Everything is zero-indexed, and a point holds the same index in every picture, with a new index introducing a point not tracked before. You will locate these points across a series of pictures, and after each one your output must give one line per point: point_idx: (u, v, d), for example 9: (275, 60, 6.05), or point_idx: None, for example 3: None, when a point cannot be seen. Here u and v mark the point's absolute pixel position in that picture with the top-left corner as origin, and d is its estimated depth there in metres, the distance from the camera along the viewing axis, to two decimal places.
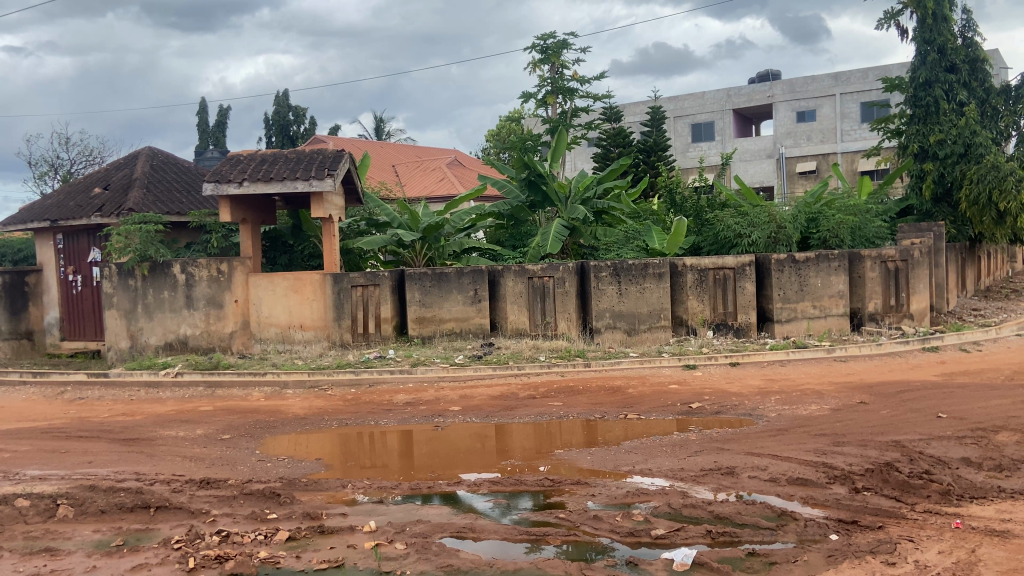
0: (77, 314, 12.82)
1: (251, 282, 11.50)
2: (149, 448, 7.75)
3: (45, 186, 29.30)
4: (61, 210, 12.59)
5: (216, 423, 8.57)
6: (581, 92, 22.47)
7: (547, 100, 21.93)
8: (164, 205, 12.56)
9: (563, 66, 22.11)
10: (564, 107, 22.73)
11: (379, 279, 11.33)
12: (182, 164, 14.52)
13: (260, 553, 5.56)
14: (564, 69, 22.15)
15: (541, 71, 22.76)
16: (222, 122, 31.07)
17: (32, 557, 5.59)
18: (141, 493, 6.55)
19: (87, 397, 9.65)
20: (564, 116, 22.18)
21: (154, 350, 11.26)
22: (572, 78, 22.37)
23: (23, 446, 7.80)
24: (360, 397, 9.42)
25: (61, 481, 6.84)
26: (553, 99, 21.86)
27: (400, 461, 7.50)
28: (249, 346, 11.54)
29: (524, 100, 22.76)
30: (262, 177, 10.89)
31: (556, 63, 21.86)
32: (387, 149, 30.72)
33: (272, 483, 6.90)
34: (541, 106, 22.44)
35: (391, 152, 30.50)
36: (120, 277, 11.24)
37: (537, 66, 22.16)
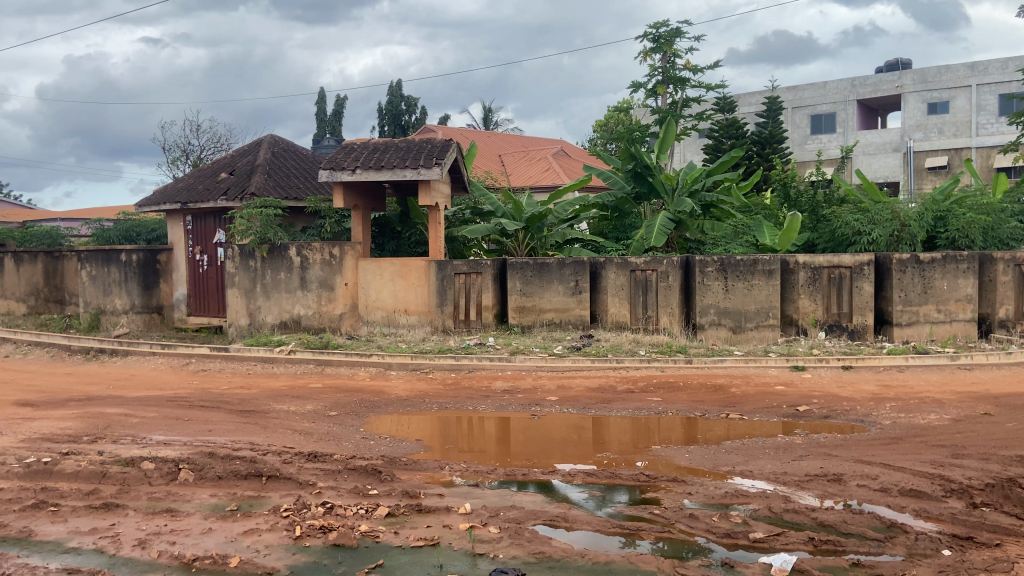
0: (202, 291, 13.63)
1: (360, 266, 11.88)
2: (263, 420, 8.20)
3: (177, 171, 31.35)
4: (191, 194, 13.45)
5: (325, 400, 8.95)
6: (694, 81, 21.94)
7: (658, 90, 21.53)
8: (283, 190, 13.17)
9: (675, 55, 21.64)
10: (676, 97, 22.24)
11: (482, 267, 11.49)
12: (301, 151, 15.20)
13: (361, 527, 5.82)
14: (676, 58, 21.67)
15: (652, 60, 22.32)
16: (339, 111, 32.17)
17: (156, 516, 6.06)
18: (254, 462, 6.97)
19: (209, 369, 10.33)
20: (675, 106, 21.72)
21: (271, 329, 11.83)
22: (684, 67, 21.81)
23: (151, 412, 8.41)
24: (460, 381, 9.62)
25: (183, 446, 7.35)
26: (664, 88, 21.42)
27: (497, 447, 7.61)
28: (356, 328, 11.93)
29: (634, 89, 22.38)
30: (374, 165, 11.21)
31: (668, 52, 21.42)
32: (494, 138, 31.02)
33: (374, 460, 7.15)
34: (651, 96, 22.04)
35: (499, 142, 30.78)
36: (242, 257, 11.90)
37: (648, 55, 21.77)
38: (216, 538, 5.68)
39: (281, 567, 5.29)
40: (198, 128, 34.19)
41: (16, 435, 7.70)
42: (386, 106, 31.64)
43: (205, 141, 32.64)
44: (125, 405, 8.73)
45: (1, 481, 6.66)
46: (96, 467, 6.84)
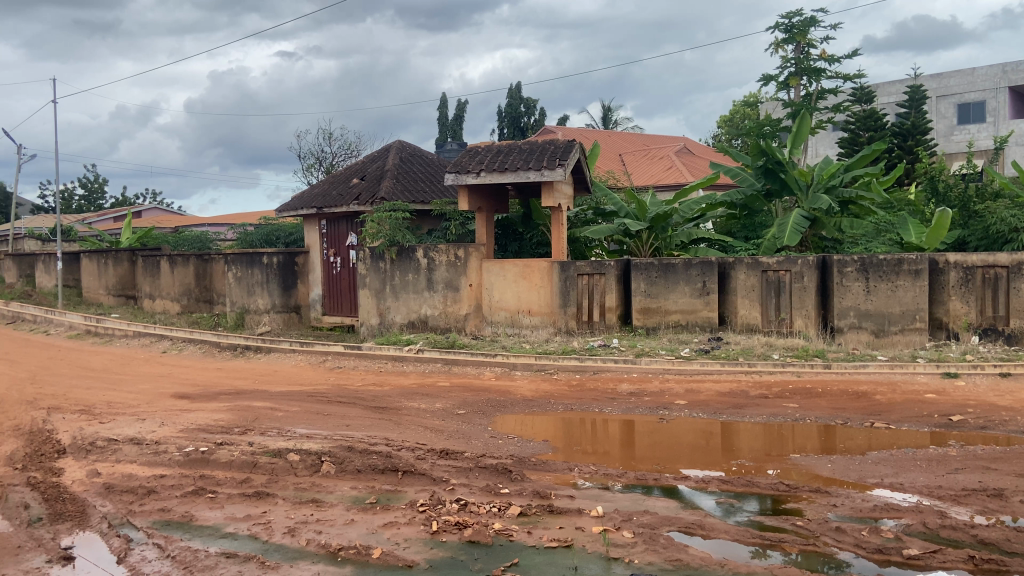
0: (336, 291, 14.22)
1: (484, 267, 12.03)
2: (396, 417, 8.47)
3: (311, 177, 33.02)
4: (326, 199, 14.11)
5: (454, 398, 9.15)
6: (829, 72, 20.92)
7: (790, 82, 20.68)
8: (411, 193, 13.57)
9: (810, 45, 20.73)
10: (811, 89, 21.29)
11: (605, 268, 11.38)
12: (427, 155, 15.61)
13: (495, 525, 5.90)
14: (811, 48, 20.75)
15: (784, 51, 21.46)
16: (461, 116, 32.86)
17: (302, 506, 6.39)
18: (390, 457, 7.23)
19: (344, 366, 10.80)
20: (809, 98, 20.79)
21: (399, 328, 12.24)
22: (819, 57, 20.84)
23: (293, 407, 8.88)
24: (585, 383, 9.59)
25: (324, 440, 7.71)
26: (797, 81, 20.55)
27: (622, 451, 7.53)
28: (480, 328, 12.11)
29: (764, 83, 21.60)
30: (497, 167, 11.36)
31: (802, 42, 20.54)
32: (613, 138, 30.77)
33: (504, 459, 7.24)
34: (783, 89, 21.20)
35: (617, 141, 30.51)
36: (373, 259, 12.36)
37: (780, 46, 20.95)
38: (359, 530, 5.92)
39: (420, 560, 5.44)
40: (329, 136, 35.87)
41: (175, 425, 8.33)
42: (505, 109, 32.06)
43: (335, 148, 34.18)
44: (270, 399, 9.26)
45: (165, 468, 7.22)
46: (247, 457, 7.29)
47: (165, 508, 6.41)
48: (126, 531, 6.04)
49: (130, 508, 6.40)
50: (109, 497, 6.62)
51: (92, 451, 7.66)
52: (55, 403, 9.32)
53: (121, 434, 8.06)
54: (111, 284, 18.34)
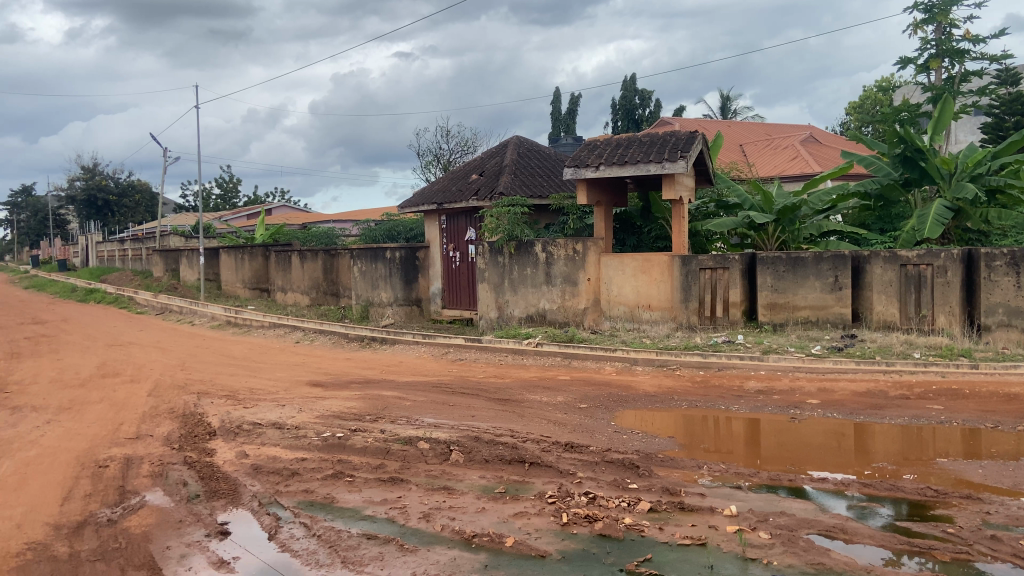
0: (455, 284, 14.52)
1: (603, 261, 11.96)
2: (520, 409, 8.60)
3: (428, 173, 33.93)
4: (446, 195, 14.46)
5: (575, 392, 9.18)
6: (974, 53, 19.53)
7: (931, 65, 19.42)
8: (528, 188, 13.69)
9: (952, 25, 19.45)
10: (953, 72, 19.97)
11: (729, 262, 11.03)
12: (543, 150, 15.70)
13: (625, 519, 5.89)
14: (954, 28, 19.45)
15: (923, 32, 20.22)
16: (573, 109, 32.83)
17: (435, 492, 6.59)
18: (516, 448, 7.36)
19: (465, 358, 11.07)
20: (951, 82, 19.52)
21: (518, 322, 12.53)
22: (963, 38, 19.51)
23: (420, 397, 9.17)
24: (710, 379, 9.41)
25: (451, 429, 7.93)
26: (938, 63, 19.31)
27: (747, 450, 7.34)
28: (599, 323, 12.06)
29: (900, 67, 20.43)
30: (617, 160, 11.29)
31: (943, 22, 19.29)
32: (731, 128, 29.92)
33: (630, 454, 7.21)
34: (921, 72, 19.98)
35: (736, 131, 29.66)
36: (491, 254, 12.71)
37: (918, 27, 19.76)
38: (491, 518, 6.05)
39: (553, 551, 5.49)
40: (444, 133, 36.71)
41: (312, 412, 8.81)
42: (619, 101, 31.78)
43: (451, 145, 34.98)
44: (398, 388, 9.61)
45: (306, 452, 7.65)
46: (380, 444, 7.60)
47: (308, 489, 6.78)
48: (275, 510, 6.42)
49: (277, 489, 6.81)
50: (257, 478, 7.07)
51: (239, 433, 8.22)
52: (204, 388, 10.04)
53: (264, 419, 8.61)
54: (247, 277, 19.49)
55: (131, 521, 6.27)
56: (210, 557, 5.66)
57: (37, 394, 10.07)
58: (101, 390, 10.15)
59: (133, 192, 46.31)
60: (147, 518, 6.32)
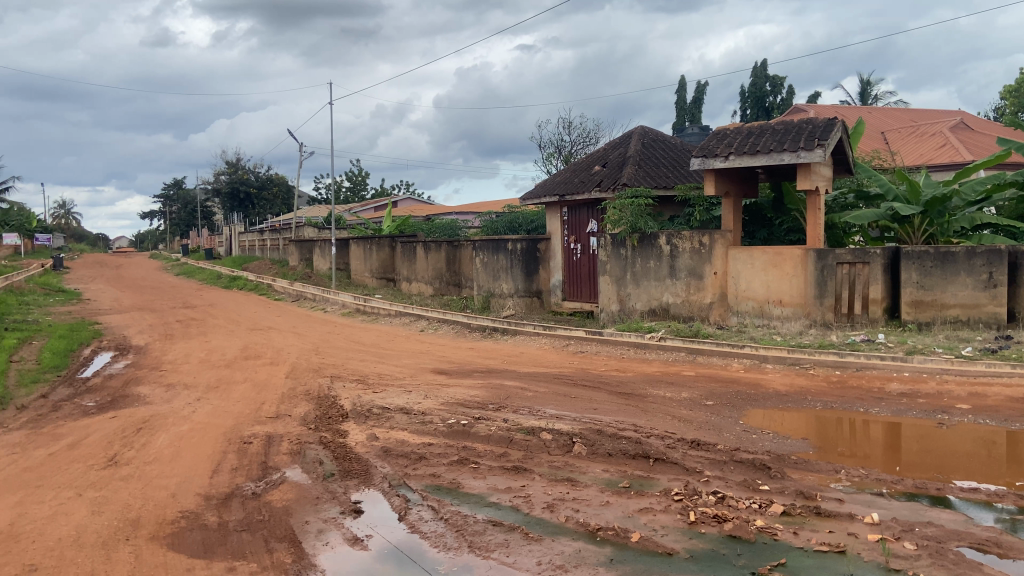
0: (576, 276, 14.45)
1: (730, 255, 11.54)
2: (643, 404, 8.48)
3: (550, 165, 34.04)
4: (568, 186, 14.43)
5: (700, 388, 8.95)
6: None
7: None
8: (653, 179, 13.44)
9: None
10: None
11: (869, 257, 10.36)
12: (669, 140, 15.36)
13: (757, 521, 5.67)
14: None
15: None
16: (699, 98, 31.98)
17: (558, 484, 6.60)
18: (640, 443, 7.25)
19: (587, 351, 11.03)
20: None
21: (640, 315, 12.39)
22: None
23: (542, 388, 9.21)
24: (846, 380, 8.92)
25: (573, 421, 7.92)
26: None
27: (885, 455, 6.91)
28: (726, 318, 11.68)
29: None
30: (748, 150, 10.91)
31: None
32: (871, 115, 28.23)
33: (761, 455, 6.95)
34: None
35: (877, 118, 27.97)
36: (614, 246, 12.64)
37: None
38: (615, 512, 5.98)
39: (680, 549, 5.36)
40: (567, 126, 36.68)
41: (437, 398, 9.06)
42: (749, 89, 30.67)
43: (574, 137, 34.94)
44: (520, 378, 9.71)
45: (432, 437, 7.86)
46: (504, 433, 7.71)
47: (435, 473, 6.97)
48: (404, 492, 6.63)
49: (406, 472, 7.04)
50: (387, 460, 7.33)
51: (369, 417, 8.56)
52: (336, 372, 10.53)
53: (392, 403, 8.95)
54: (375, 266, 20.30)
55: (273, 495, 6.64)
56: (345, 534, 5.90)
57: (189, 373, 10.88)
58: (244, 371, 10.84)
59: (272, 186, 49.08)
60: (287, 493, 6.69)
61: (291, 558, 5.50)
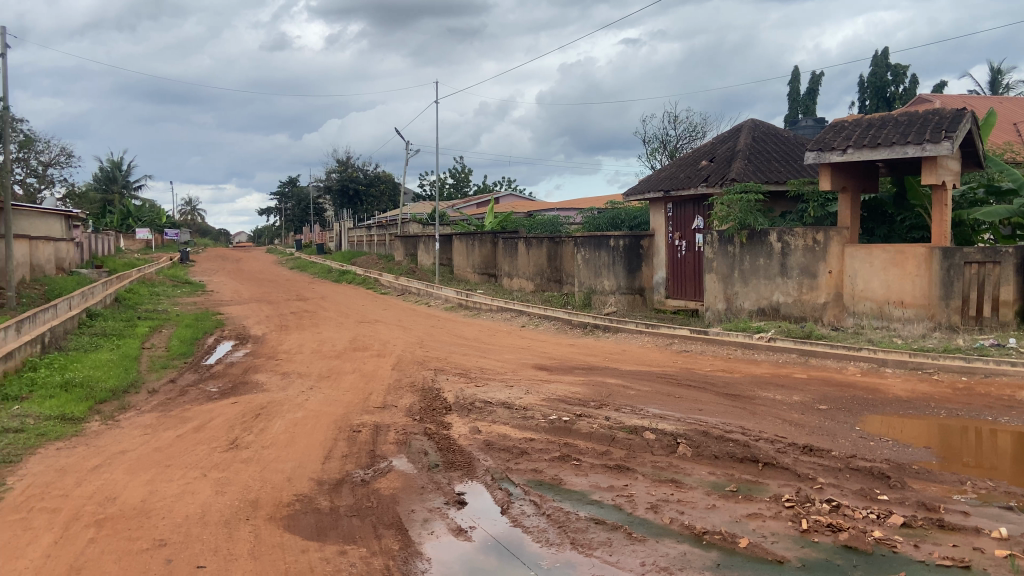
0: (681, 274, 14.17)
1: (846, 253, 10.99)
2: (751, 406, 8.23)
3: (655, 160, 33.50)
4: (674, 182, 14.16)
5: (812, 392, 8.59)
6: None
7: None
8: (764, 174, 13.00)
9: None
10: None
11: (1001, 255, 9.51)
12: (782, 133, 14.79)
13: (874, 532, 5.39)
14: None
15: None
16: (814, 89, 30.64)
17: (662, 484, 6.49)
18: (749, 446, 7.04)
19: (691, 351, 10.82)
20: None
21: (748, 314, 12.08)
22: None
23: (645, 386, 9.09)
24: (973, 387, 8.34)
25: (677, 422, 7.78)
26: None
27: (1016, 467, 6.42)
28: (841, 319, 11.15)
29: None
30: (869, 143, 10.39)
31: None
32: (1007, 104, 26.25)
33: (879, 463, 6.59)
34: None
35: (1012, 108, 26.00)
36: (721, 243, 12.39)
37: None
38: (722, 516, 5.83)
39: (791, 557, 5.15)
40: (673, 120, 35.95)
41: (539, 394, 9.10)
42: (869, 78, 29.15)
43: (680, 132, 34.26)
44: (622, 376, 9.62)
45: (534, 433, 7.90)
46: (606, 431, 7.65)
47: (537, 469, 6.99)
48: (506, 486, 6.69)
49: (508, 466, 7.10)
50: (490, 453, 7.43)
51: (472, 410, 8.70)
52: (440, 365, 10.76)
53: (494, 398, 9.06)
54: (477, 262, 20.62)
55: (380, 483, 6.85)
56: (449, 524, 6.02)
57: (302, 362, 11.39)
58: (353, 362, 11.24)
59: (380, 182, 50.58)
60: (394, 481, 6.88)
61: (399, 544, 5.65)
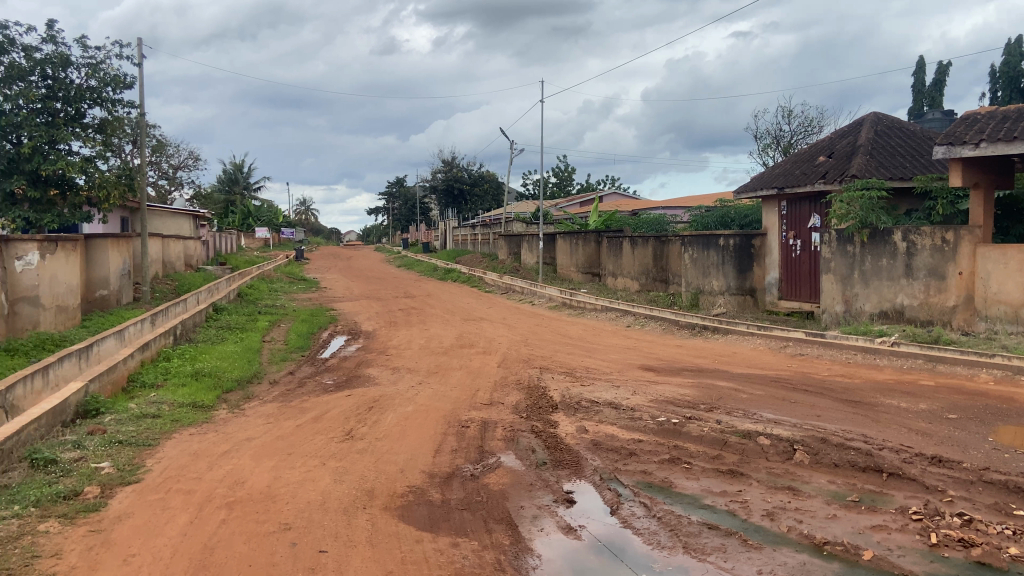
0: (795, 275, 13.68)
1: (979, 253, 10.23)
2: (873, 413, 7.83)
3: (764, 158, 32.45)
4: (789, 179, 13.66)
5: (941, 400, 8.09)
6: None
7: None
8: (887, 170, 12.37)
9: None
10: None
11: None
12: (907, 127, 14.02)
13: (1011, 549, 5.03)
14: None
15: None
16: (940, 80, 28.82)
17: (778, 491, 6.28)
18: (872, 455, 6.71)
19: (807, 354, 10.42)
20: None
21: (869, 317, 11.52)
22: None
23: (757, 390, 8.83)
24: None
25: (793, 428, 7.51)
26: None
27: None
28: (972, 323, 10.45)
29: None
30: (1004, 136, 9.65)
31: None
32: None
33: (1015, 477, 6.13)
34: None
35: None
36: (840, 242, 11.82)
37: None
38: (844, 527, 5.58)
39: (919, 572, 4.88)
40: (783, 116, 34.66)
41: (647, 395, 8.98)
42: (1002, 67, 27.18)
43: (792, 128, 33.02)
44: (733, 380, 9.37)
45: (642, 434, 7.80)
46: (718, 435, 7.48)
47: (647, 471, 6.91)
48: (615, 486, 6.65)
49: (616, 466, 7.06)
50: (597, 453, 7.40)
51: (578, 410, 8.70)
52: (545, 364, 10.80)
53: (601, 397, 9.02)
54: (581, 261, 20.58)
55: (490, 478, 6.95)
56: (558, 522, 6.03)
57: (411, 358, 11.69)
58: (461, 358, 11.45)
59: (484, 182, 51.23)
60: (503, 477, 6.96)
61: (509, 540, 5.71)
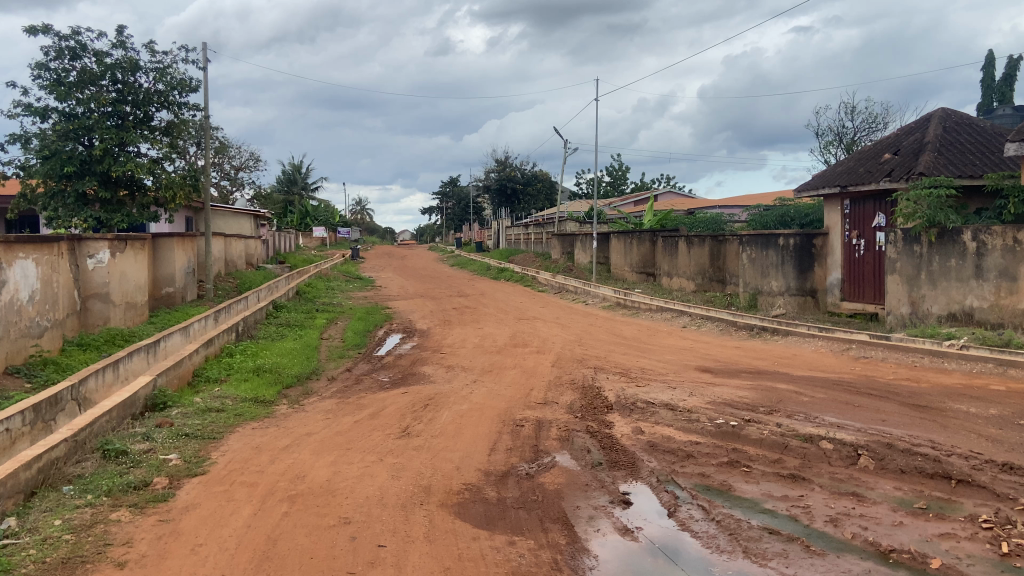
0: (858, 276, 13.31)
1: None
2: (941, 418, 7.58)
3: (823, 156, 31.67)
4: (852, 177, 13.32)
5: (1013, 406, 7.77)
6: None
7: None
8: (956, 168, 11.95)
9: None
10: None
11: None
12: (977, 123, 13.52)
13: None
14: None
15: None
16: (1012, 74, 27.67)
17: (842, 497, 6.12)
18: (940, 462, 6.49)
19: (871, 357, 10.14)
20: None
21: (937, 320, 11.14)
22: None
23: (819, 394, 8.63)
24: None
25: (857, 432, 7.32)
26: None
27: None
28: None
29: None
30: None
31: None
32: None
33: None
34: None
35: None
36: (906, 242, 11.49)
37: None
38: (911, 535, 5.41)
39: None
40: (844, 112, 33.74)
41: (703, 397, 8.86)
42: None
43: (853, 125, 32.13)
44: (793, 382, 9.17)
45: (700, 436, 7.69)
46: (778, 438, 7.34)
47: (704, 473, 6.82)
48: (672, 488, 6.58)
49: (673, 468, 6.98)
50: (654, 455, 7.33)
51: (634, 410, 8.63)
52: (599, 364, 10.75)
53: (657, 398, 8.94)
54: (635, 261, 20.42)
55: (545, 477, 6.95)
56: (615, 523, 6.00)
57: (465, 356, 11.77)
58: (515, 357, 11.48)
59: (537, 182, 51.23)
60: (559, 477, 6.95)
61: (566, 539, 5.70)
